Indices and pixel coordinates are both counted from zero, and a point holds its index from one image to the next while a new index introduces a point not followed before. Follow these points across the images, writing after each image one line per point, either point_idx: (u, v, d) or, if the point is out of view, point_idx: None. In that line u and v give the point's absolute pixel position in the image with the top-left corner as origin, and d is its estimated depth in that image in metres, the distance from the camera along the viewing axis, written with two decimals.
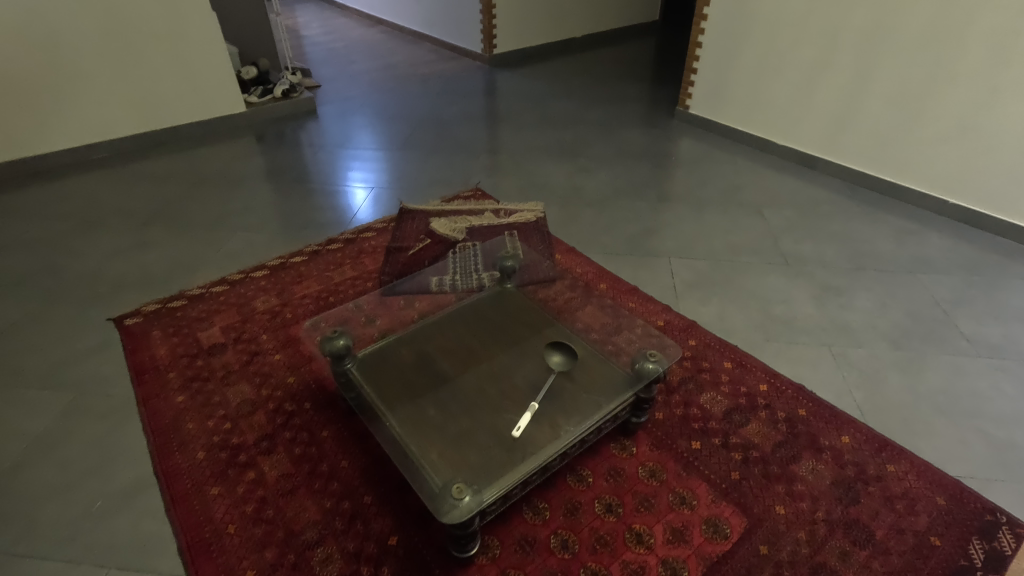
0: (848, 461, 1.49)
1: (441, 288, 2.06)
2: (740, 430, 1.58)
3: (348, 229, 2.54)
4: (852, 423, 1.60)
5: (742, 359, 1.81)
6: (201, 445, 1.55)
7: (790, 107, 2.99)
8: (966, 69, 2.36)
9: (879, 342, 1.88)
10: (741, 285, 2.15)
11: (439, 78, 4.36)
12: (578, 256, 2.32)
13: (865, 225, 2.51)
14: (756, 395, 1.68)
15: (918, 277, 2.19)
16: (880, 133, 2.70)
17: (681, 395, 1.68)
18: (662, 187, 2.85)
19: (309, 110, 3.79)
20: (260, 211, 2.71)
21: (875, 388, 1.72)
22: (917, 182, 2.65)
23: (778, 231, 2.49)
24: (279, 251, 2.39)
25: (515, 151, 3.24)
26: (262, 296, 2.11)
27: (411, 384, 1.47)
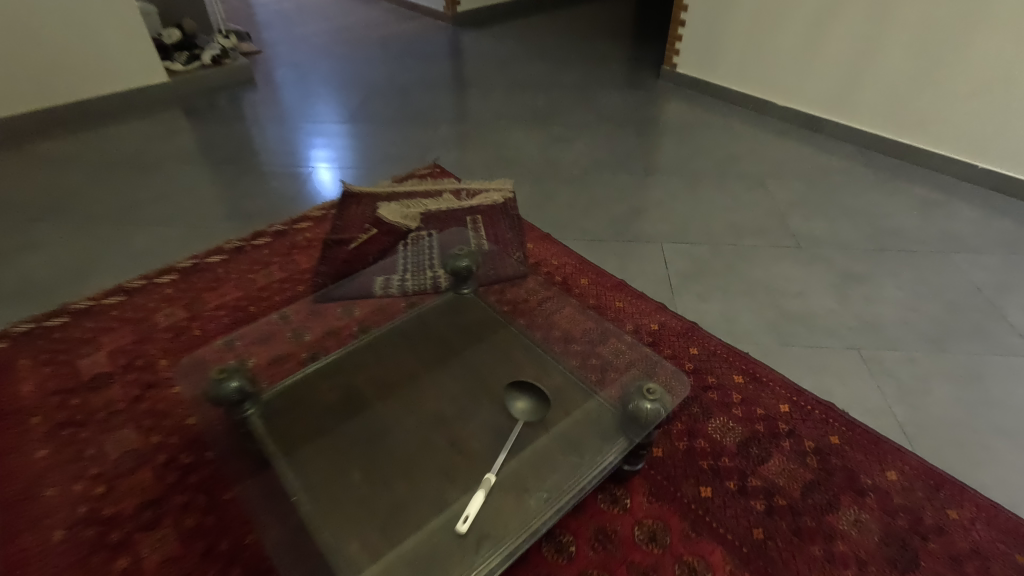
0: (898, 506, 1.18)
1: (388, 292, 1.68)
2: (759, 468, 1.25)
3: (281, 218, 2.14)
4: (897, 452, 1.28)
5: (757, 370, 1.47)
6: (61, 522, 1.18)
7: (794, 62, 2.60)
8: (1003, 9, 1.99)
9: (916, 342, 1.56)
10: (747, 274, 1.81)
11: (397, 39, 3.88)
12: (553, 243, 1.95)
13: (884, 197, 2.18)
14: (776, 418, 1.35)
15: (952, 258, 1.87)
16: (899, 89, 2.33)
17: (684, 422, 1.34)
18: (649, 158, 2.47)
19: (245, 79, 3.31)
20: (177, 199, 2.28)
21: (919, 403, 1.40)
22: (939, 145, 2.31)
23: (785, 206, 2.14)
24: (193, 249, 1.97)
25: (481, 120, 2.82)
26: (167, 309, 1.70)
27: (334, 437, 1.11)
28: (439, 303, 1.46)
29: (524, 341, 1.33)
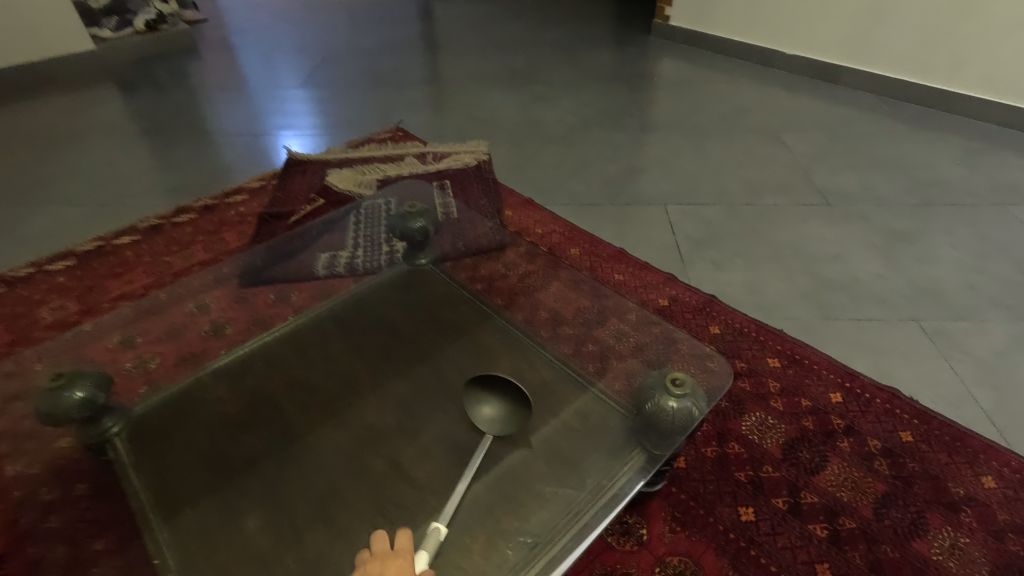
0: (1006, 526, 0.88)
1: (333, 273, 1.32)
2: (814, 479, 0.94)
3: (211, 192, 1.79)
4: (992, 451, 0.98)
5: (796, 352, 1.16)
6: None
7: (803, 3, 2.29)
8: None
9: (987, 309, 1.26)
10: (771, 237, 1.50)
11: (361, 3, 3.52)
12: (536, 209, 1.63)
13: (918, 147, 1.88)
14: (827, 411, 1.05)
15: (1010, 211, 1.57)
16: (929, 24, 2.01)
17: (711, 421, 1.03)
18: (645, 114, 2.16)
19: (186, 48, 2.94)
20: (91, 174, 1.93)
21: (1007, 386, 1.10)
22: (976, 88, 2.01)
23: (807, 161, 1.84)
24: (101, 230, 1.63)
25: (452, 81, 2.49)
26: (56, 301, 1.36)
27: (228, 464, 0.80)
28: (388, 279, 1.13)
29: (498, 324, 1.01)
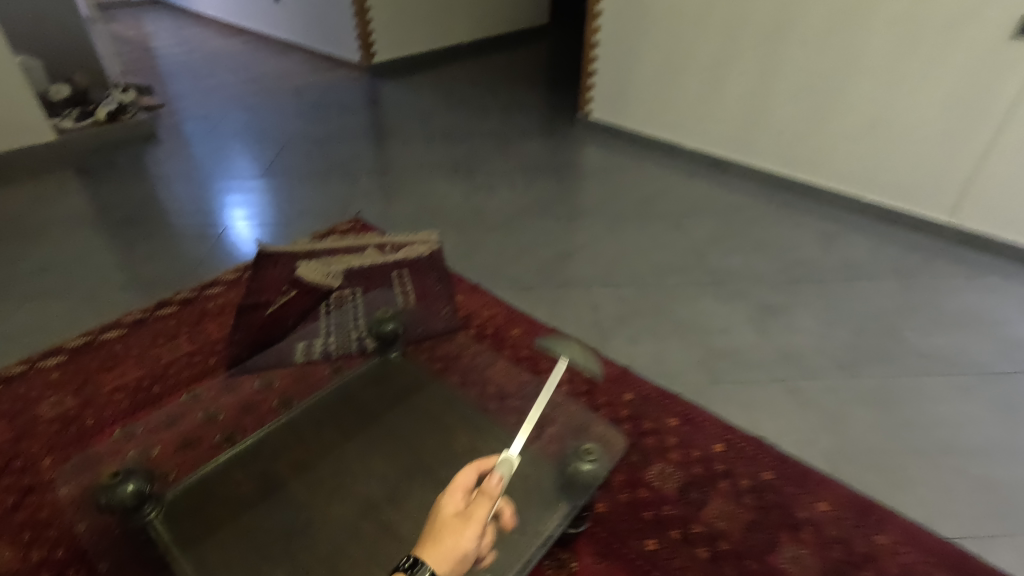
0: (832, 538, 1.21)
1: (309, 357, 1.58)
2: (701, 514, 1.25)
3: (189, 284, 1.98)
4: (825, 482, 1.32)
5: (689, 412, 1.49)
6: None
7: (698, 108, 2.78)
8: (872, 61, 2.23)
9: (830, 369, 1.65)
10: (673, 314, 1.86)
11: (313, 89, 3.81)
12: (482, 294, 1.93)
13: (789, 231, 2.34)
14: (711, 459, 1.37)
15: (853, 286, 2.01)
16: (794, 130, 2.53)
17: (625, 473, 1.33)
18: (572, 202, 2.53)
19: (145, 134, 3.11)
20: (67, 268, 2.07)
21: (842, 432, 1.46)
22: (831, 180, 2.52)
23: (706, 243, 2.25)
24: (86, 325, 1.79)
25: (403, 170, 2.80)
26: (54, 397, 1.51)
27: (250, 533, 1.02)
28: (363, 371, 1.37)
29: (455, 404, 1.28)
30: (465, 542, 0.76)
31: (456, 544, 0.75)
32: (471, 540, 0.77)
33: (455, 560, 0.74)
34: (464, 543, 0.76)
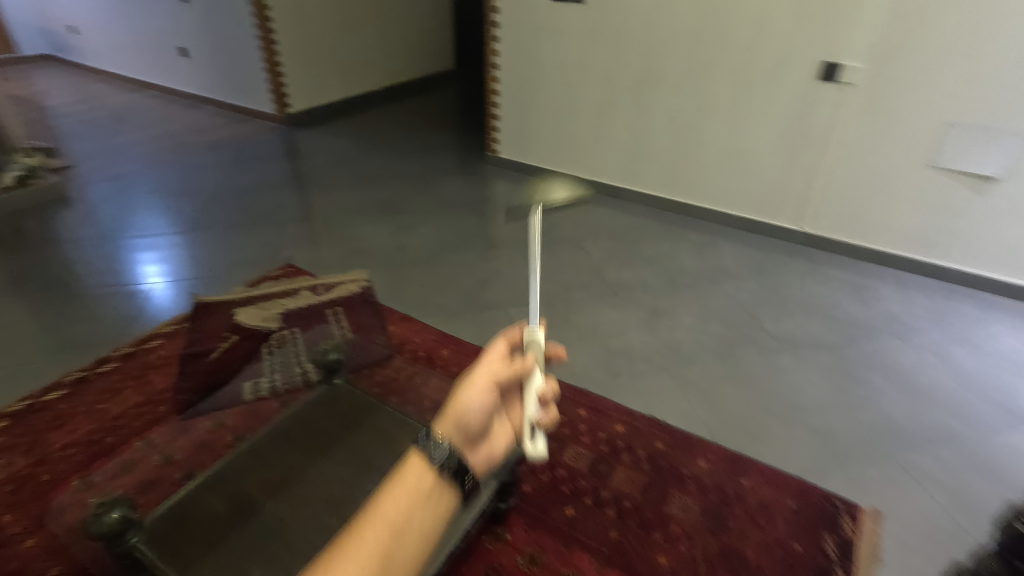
0: (709, 486, 1.52)
1: (257, 395, 1.74)
2: (607, 482, 1.53)
3: (124, 342, 2.04)
4: (703, 445, 1.64)
5: (595, 403, 1.77)
6: None
7: (588, 146, 3.15)
8: (723, 100, 2.65)
9: (706, 358, 2.00)
10: (580, 325, 2.16)
11: (229, 141, 3.89)
12: (413, 323, 2.15)
13: (668, 245, 2.73)
14: (615, 438, 1.65)
15: (720, 287, 2.41)
16: (670, 158, 2.91)
17: (546, 458, 1.60)
18: (487, 234, 2.80)
19: (57, 197, 3.10)
20: None
21: (716, 405, 1.79)
22: (703, 200, 2.92)
23: (600, 264, 2.58)
24: (26, 389, 1.83)
25: (328, 218, 2.97)
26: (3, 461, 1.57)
27: (229, 544, 1.18)
28: (312, 400, 1.54)
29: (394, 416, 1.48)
30: (466, 404, 0.73)
31: (458, 406, 0.73)
32: (473, 398, 0.73)
33: (462, 424, 0.72)
34: (463, 405, 0.73)
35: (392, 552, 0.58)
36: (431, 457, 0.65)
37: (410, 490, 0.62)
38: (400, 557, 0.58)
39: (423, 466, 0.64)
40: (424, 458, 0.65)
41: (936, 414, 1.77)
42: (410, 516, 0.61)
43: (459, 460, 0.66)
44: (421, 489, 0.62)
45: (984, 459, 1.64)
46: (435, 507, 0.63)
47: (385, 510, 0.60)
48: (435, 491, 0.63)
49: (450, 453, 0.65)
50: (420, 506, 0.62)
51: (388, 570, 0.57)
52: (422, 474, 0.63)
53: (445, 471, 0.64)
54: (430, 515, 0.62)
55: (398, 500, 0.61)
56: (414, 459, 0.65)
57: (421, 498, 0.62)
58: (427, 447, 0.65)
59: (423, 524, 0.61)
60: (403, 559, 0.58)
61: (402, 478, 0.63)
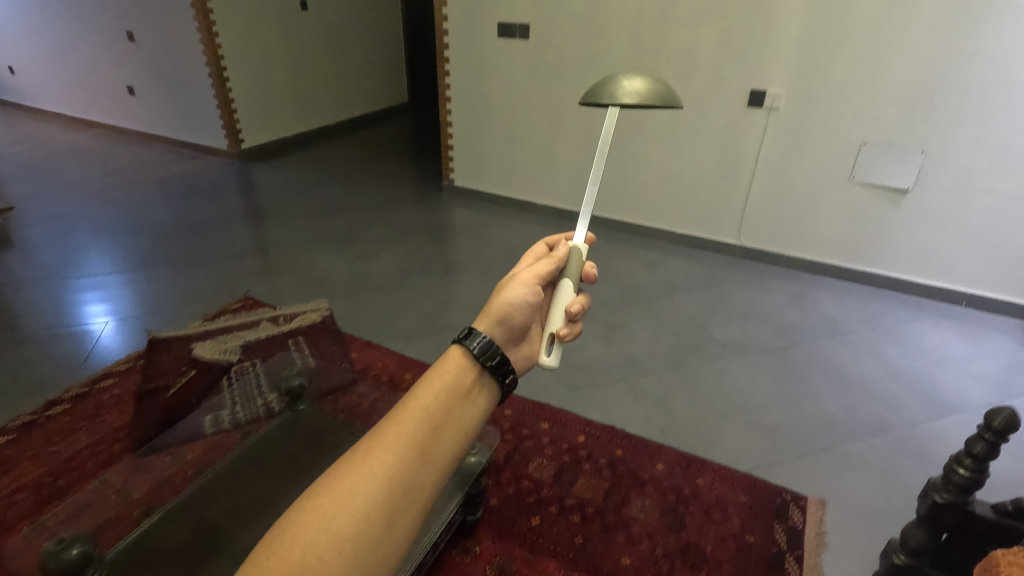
0: (668, 487, 1.44)
1: (218, 428, 1.48)
2: (571, 489, 1.43)
3: (300, 306, 2.07)
4: (659, 448, 1.55)
5: (559, 415, 1.65)
6: (45, 473, 1.45)
7: (698, 161, 2.59)
8: (802, 110, 2.30)
9: (758, 368, 1.88)
10: (683, 352, 1.95)
11: (394, 142, 4.30)
12: None
13: (761, 296, 2.33)
14: (577, 447, 1.55)
15: (845, 338, 2.06)
16: (743, 194, 2.56)
17: (511, 469, 1.49)
18: (596, 246, 2.75)
19: (271, 168, 3.78)
20: (208, 249, 2.63)
21: (730, 441, 1.59)
22: (780, 247, 2.58)
23: (706, 313, 2.20)
24: (215, 303, 2.21)
25: (460, 219, 3.01)
26: (102, 417, 1.62)
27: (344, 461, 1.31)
28: None
29: None
30: (510, 298, 0.70)
31: (501, 301, 0.70)
32: (515, 295, 0.71)
33: (506, 317, 0.69)
34: (509, 299, 0.70)
35: (431, 441, 0.55)
36: (470, 353, 0.62)
37: (447, 383, 0.59)
38: (439, 447, 0.55)
39: (462, 363, 0.62)
40: (463, 356, 0.62)
41: (869, 408, 1.72)
42: (447, 408, 0.57)
43: (498, 357, 0.63)
44: (459, 384, 0.60)
45: (916, 445, 1.59)
46: (471, 405, 0.60)
47: (422, 399, 0.57)
48: (472, 389, 0.61)
49: (489, 350, 0.62)
50: (457, 400, 0.59)
51: (426, 458, 0.54)
52: (461, 370, 0.61)
53: (482, 368, 0.62)
54: (466, 412, 0.59)
55: (436, 391, 0.58)
56: (454, 355, 0.62)
57: (458, 392, 0.59)
58: (467, 344, 0.63)
59: (460, 419, 0.58)
60: (440, 449, 0.55)
61: (439, 374, 0.60)
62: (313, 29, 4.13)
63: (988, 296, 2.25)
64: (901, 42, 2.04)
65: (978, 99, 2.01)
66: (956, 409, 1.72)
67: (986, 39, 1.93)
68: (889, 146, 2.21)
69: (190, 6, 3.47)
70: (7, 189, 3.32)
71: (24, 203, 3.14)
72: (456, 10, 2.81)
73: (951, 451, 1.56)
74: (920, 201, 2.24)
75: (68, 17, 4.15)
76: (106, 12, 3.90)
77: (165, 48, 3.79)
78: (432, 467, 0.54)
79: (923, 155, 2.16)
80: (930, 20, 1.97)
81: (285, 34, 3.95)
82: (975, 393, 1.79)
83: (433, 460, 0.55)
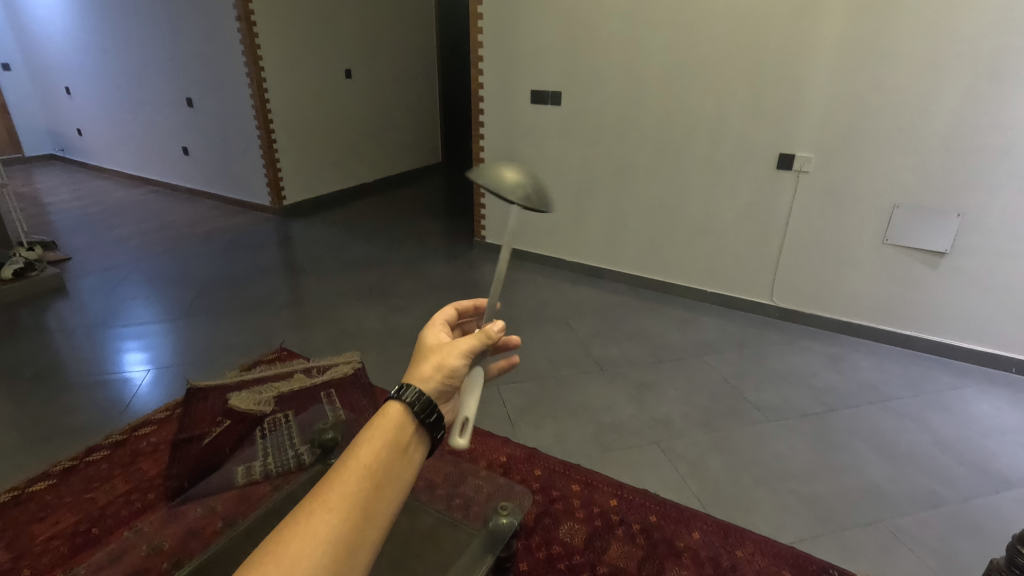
0: (704, 558, 1.37)
1: (250, 479, 1.48)
2: (603, 557, 1.38)
3: (332, 358, 2.12)
4: (695, 515, 1.49)
5: (589, 476, 1.61)
6: (81, 520, 1.46)
7: (730, 220, 2.61)
8: (832, 172, 2.31)
9: (796, 433, 1.82)
10: (716, 414, 1.91)
11: (427, 200, 4.46)
12: (540, 369, 2.16)
13: (797, 357, 2.28)
14: (609, 512, 1.50)
15: (887, 404, 1.98)
16: (775, 254, 2.55)
17: (541, 533, 1.45)
18: (626, 304, 2.75)
19: (309, 223, 3.94)
20: (247, 301, 2.72)
21: (769, 510, 1.52)
22: (817, 308, 2.53)
23: (740, 374, 2.15)
24: (252, 353, 2.26)
25: (490, 275, 3.06)
26: (138, 465, 1.65)
27: None
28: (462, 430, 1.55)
29: None
30: (453, 361, 0.69)
31: (442, 363, 0.68)
32: (457, 360, 0.70)
33: (445, 379, 0.68)
34: (452, 361, 0.69)
35: (372, 503, 0.53)
36: (409, 409, 0.61)
37: (387, 439, 0.57)
38: (380, 506, 0.54)
39: (400, 420, 0.60)
40: (401, 413, 0.60)
41: (918, 480, 1.63)
42: (387, 467, 0.56)
43: (435, 412, 0.62)
44: (399, 439, 0.58)
45: (972, 523, 1.49)
46: (410, 458, 0.59)
47: (362, 458, 0.55)
48: (410, 444, 0.59)
49: (428, 407, 0.61)
50: (396, 457, 0.57)
51: (368, 519, 0.53)
52: (400, 426, 0.59)
53: (420, 423, 0.61)
54: (407, 468, 0.58)
55: (377, 449, 0.56)
56: (393, 410, 0.60)
57: (398, 448, 0.57)
58: (404, 398, 0.61)
59: (402, 475, 0.57)
60: (381, 508, 0.54)
61: (378, 430, 0.58)
62: (356, 97, 4.41)
63: None
64: (931, 108, 2.07)
65: (1015, 165, 2.00)
66: (1014, 485, 1.62)
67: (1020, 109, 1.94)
68: (923, 209, 2.19)
69: (246, 74, 3.74)
70: (65, 242, 3.52)
71: (79, 254, 3.32)
72: (494, 77, 2.98)
73: (1011, 530, 1.47)
74: (959, 264, 2.20)
75: (135, 86, 4.52)
76: (170, 82, 4.25)
77: (220, 113, 4.07)
78: (373, 527, 0.53)
79: (959, 219, 2.14)
80: (958, 88, 2.01)
81: (330, 99, 4.22)
82: None
83: (375, 520, 0.53)
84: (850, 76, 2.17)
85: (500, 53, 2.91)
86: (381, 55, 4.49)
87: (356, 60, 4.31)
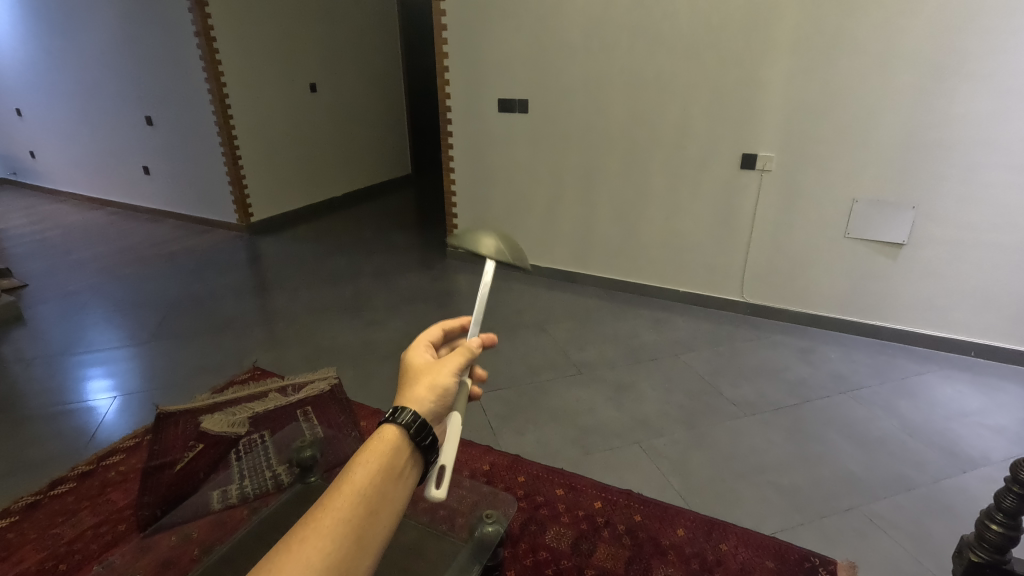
0: (690, 554, 1.39)
1: (226, 503, 1.45)
2: (589, 559, 1.38)
3: (307, 376, 2.08)
4: (679, 512, 1.50)
5: (573, 481, 1.61)
6: (46, 557, 1.40)
7: (700, 220, 2.66)
8: (794, 170, 2.38)
9: (773, 427, 1.85)
10: (694, 412, 1.93)
11: (397, 212, 4.43)
12: (519, 376, 2.16)
13: (769, 352, 2.34)
14: (594, 514, 1.50)
15: (857, 393, 2.04)
16: (745, 251, 2.61)
17: (527, 540, 1.44)
18: (600, 308, 2.78)
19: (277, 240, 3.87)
20: (216, 321, 2.66)
21: (750, 503, 1.54)
22: (786, 302, 2.59)
23: (716, 371, 2.19)
24: (223, 374, 2.20)
25: (465, 284, 3.06)
26: (107, 497, 1.58)
27: None
28: None
29: None
30: (445, 380, 0.69)
31: (434, 383, 0.68)
32: (448, 378, 0.70)
33: (439, 399, 0.68)
34: (444, 381, 0.69)
35: (366, 529, 0.53)
36: (405, 431, 0.60)
37: (382, 462, 0.57)
38: (372, 532, 0.53)
39: (397, 442, 0.60)
40: (399, 436, 0.60)
41: (889, 465, 1.68)
42: (382, 491, 0.55)
43: (429, 434, 0.62)
44: (394, 464, 0.58)
45: (943, 504, 1.54)
46: (403, 483, 0.59)
47: (357, 481, 0.55)
48: (405, 468, 0.59)
49: (422, 428, 0.61)
50: (391, 480, 0.57)
51: (362, 544, 0.52)
52: (397, 448, 0.59)
53: (415, 446, 0.61)
54: (399, 493, 0.58)
55: (372, 472, 0.56)
56: (389, 433, 0.60)
57: (392, 473, 0.57)
58: (400, 419, 0.61)
59: (395, 500, 0.57)
60: (374, 534, 0.53)
61: (374, 451, 0.58)
62: (322, 111, 4.37)
63: (989, 346, 2.25)
64: (883, 106, 2.16)
65: (963, 157, 2.10)
66: (979, 464, 1.68)
67: (966, 104, 2.04)
68: (880, 203, 2.28)
69: (207, 90, 3.67)
70: (20, 269, 3.38)
71: (36, 281, 3.20)
72: (460, 88, 2.99)
73: (980, 508, 1.52)
74: (916, 253, 2.28)
75: (92, 106, 4.39)
76: (127, 101, 4.14)
77: (181, 131, 3.98)
78: (367, 555, 0.52)
79: (914, 211, 2.23)
80: (908, 85, 2.10)
81: (294, 114, 4.17)
82: (996, 447, 1.76)
83: (367, 546, 0.53)
84: (804, 77, 2.25)
85: (465, 63, 2.92)
86: (345, 69, 4.46)
87: (320, 74, 4.28)
